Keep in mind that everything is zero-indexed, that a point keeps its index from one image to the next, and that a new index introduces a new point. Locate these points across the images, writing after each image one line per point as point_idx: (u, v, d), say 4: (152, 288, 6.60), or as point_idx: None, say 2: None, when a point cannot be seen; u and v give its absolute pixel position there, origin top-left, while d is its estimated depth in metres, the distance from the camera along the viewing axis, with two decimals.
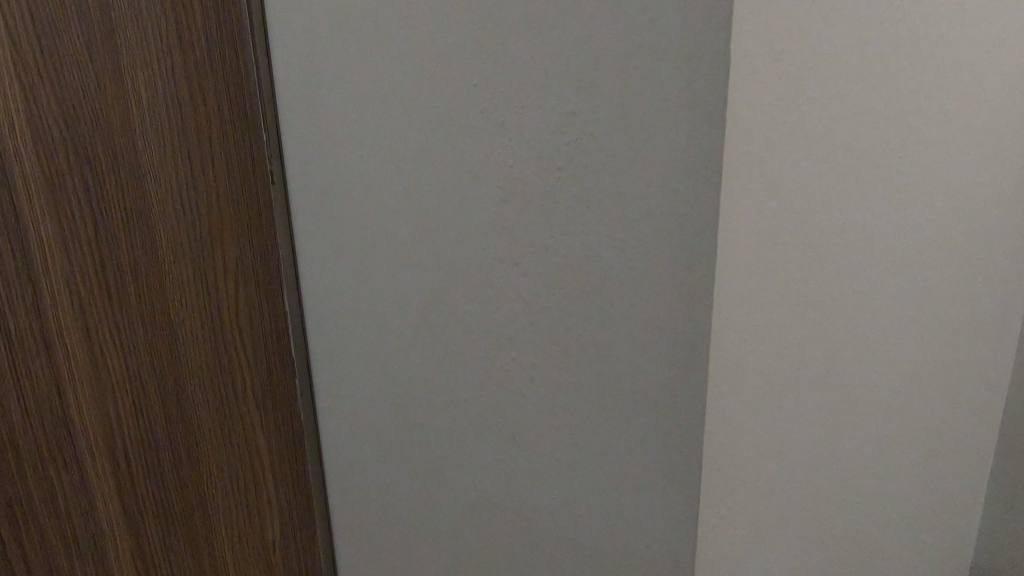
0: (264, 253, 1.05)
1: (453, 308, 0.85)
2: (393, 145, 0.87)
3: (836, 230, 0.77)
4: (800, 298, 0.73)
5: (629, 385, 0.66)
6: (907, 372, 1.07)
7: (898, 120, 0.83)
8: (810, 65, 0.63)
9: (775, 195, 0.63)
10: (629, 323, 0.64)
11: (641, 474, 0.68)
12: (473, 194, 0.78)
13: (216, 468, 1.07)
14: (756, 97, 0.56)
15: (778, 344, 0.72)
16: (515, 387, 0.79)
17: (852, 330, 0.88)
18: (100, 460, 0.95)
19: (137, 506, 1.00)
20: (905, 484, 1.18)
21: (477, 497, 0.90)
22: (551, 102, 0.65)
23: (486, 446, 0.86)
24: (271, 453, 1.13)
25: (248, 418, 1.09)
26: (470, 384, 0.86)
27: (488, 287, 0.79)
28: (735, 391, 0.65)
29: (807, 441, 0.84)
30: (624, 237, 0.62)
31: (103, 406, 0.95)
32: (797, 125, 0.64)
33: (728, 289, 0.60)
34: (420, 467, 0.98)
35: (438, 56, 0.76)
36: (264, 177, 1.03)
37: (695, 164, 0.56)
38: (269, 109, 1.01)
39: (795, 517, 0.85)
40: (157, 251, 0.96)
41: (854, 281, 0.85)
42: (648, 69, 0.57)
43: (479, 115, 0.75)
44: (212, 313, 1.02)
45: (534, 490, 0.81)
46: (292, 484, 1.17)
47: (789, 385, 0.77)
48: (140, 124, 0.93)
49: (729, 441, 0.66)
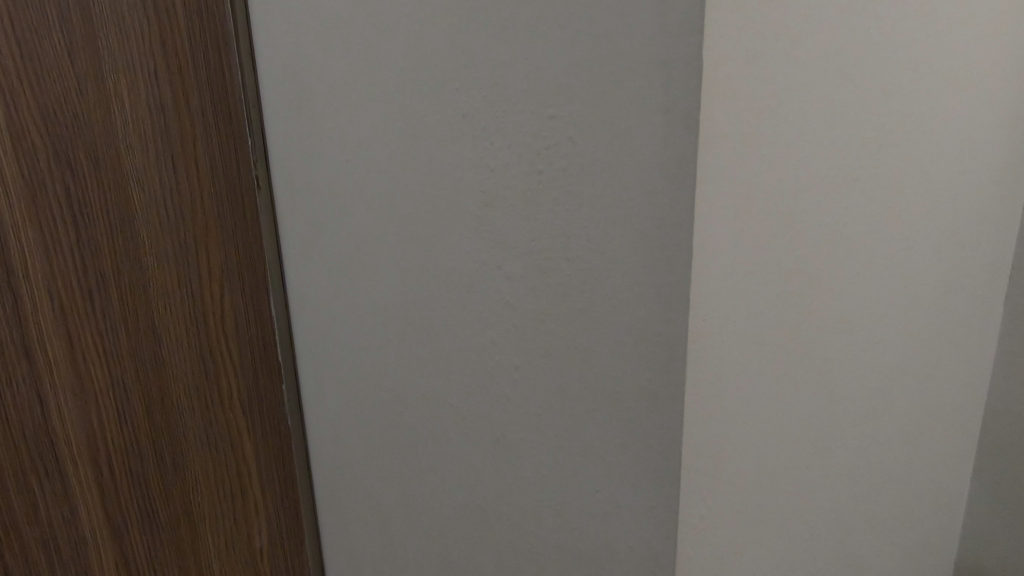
0: (250, 255, 0.95)
1: (419, 308, 0.74)
2: (350, 123, 0.75)
3: (843, 217, 0.65)
4: (801, 301, 0.62)
5: (604, 405, 0.55)
6: (937, 381, 0.97)
7: (917, 94, 0.71)
8: (811, 20, 0.51)
9: (772, 181, 0.53)
10: (599, 330, 0.54)
11: (624, 511, 0.56)
12: (431, 175, 0.66)
13: (208, 486, 0.99)
14: (739, 68, 0.46)
15: (779, 355, 0.61)
16: (488, 401, 0.68)
17: (873, 335, 0.77)
18: (84, 478, 0.88)
19: (125, 526, 0.92)
20: (933, 496, 1.09)
21: (452, 518, 0.79)
22: (513, 65, 0.54)
23: (461, 463, 0.75)
24: (262, 467, 1.04)
25: (239, 432, 1.00)
26: (442, 394, 0.74)
27: (455, 285, 0.67)
28: (721, 414, 0.55)
29: (821, 459, 0.74)
30: (592, 228, 0.52)
31: (89, 421, 0.87)
32: (797, 95, 0.52)
33: (707, 293, 0.49)
34: (398, 483, 0.88)
35: (389, 20, 0.65)
36: (249, 180, 0.93)
37: (666, 146, 0.45)
38: (252, 104, 0.90)
39: (809, 545, 0.75)
40: (134, 264, 0.86)
41: (871, 280, 0.74)
42: (613, 28, 0.46)
43: (434, 82, 0.62)
44: (199, 321, 0.93)
45: (510, 516, 0.70)
46: (283, 501, 1.08)
47: (795, 400, 0.66)
48: (122, 114, 0.82)
49: (720, 471, 0.56)
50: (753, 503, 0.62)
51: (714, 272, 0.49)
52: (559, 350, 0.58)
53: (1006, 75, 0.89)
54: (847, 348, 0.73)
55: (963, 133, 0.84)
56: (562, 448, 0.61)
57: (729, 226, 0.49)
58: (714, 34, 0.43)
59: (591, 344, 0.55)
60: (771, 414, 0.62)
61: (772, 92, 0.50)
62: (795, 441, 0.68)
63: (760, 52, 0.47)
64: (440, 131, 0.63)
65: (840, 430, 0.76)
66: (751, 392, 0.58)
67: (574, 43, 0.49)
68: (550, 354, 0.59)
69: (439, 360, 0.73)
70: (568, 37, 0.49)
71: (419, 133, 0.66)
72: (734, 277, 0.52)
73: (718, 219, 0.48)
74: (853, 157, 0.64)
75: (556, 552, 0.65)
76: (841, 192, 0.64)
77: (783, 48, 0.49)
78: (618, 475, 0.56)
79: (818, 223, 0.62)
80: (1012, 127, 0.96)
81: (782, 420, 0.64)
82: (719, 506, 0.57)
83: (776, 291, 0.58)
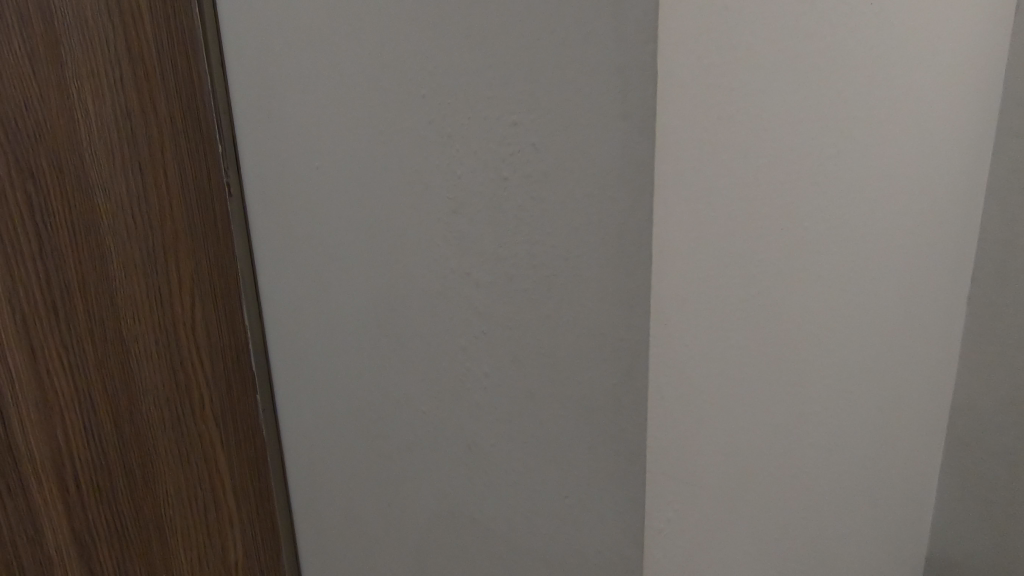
0: (221, 264, 0.93)
1: (392, 316, 0.74)
2: (320, 133, 0.76)
3: (806, 224, 0.67)
4: (767, 305, 0.63)
5: (572, 411, 0.56)
6: (904, 380, 0.99)
7: (876, 102, 0.73)
8: (767, 33, 0.52)
9: (733, 189, 0.54)
10: (566, 338, 0.54)
11: (592, 517, 0.57)
12: (401, 183, 0.67)
13: (179, 500, 0.96)
14: (696, 81, 0.47)
15: (744, 359, 0.62)
16: (460, 408, 0.68)
17: (838, 337, 0.79)
18: (49, 493, 0.86)
19: (93, 542, 0.90)
20: (903, 491, 1.12)
21: (427, 526, 0.79)
22: (477, 76, 0.54)
23: (434, 471, 0.75)
24: (237, 481, 1.02)
25: (213, 445, 0.98)
26: (417, 401, 0.74)
27: (426, 293, 0.68)
28: (687, 419, 0.55)
29: (790, 458, 0.75)
30: (556, 237, 0.52)
31: (53, 435, 0.85)
32: (755, 106, 0.54)
33: (669, 301, 0.50)
34: (373, 491, 0.87)
35: (357, 31, 0.65)
36: (220, 187, 0.91)
37: (625, 156, 0.46)
38: (223, 110, 0.89)
39: (778, 543, 0.77)
40: (99, 274, 0.84)
41: (836, 283, 0.76)
42: (571, 42, 0.47)
43: (403, 93, 0.63)
44: (169, 332, 0.90)
45: (483, 523, 0.69)
46: (260, 514, 1.06)
47: (763, 403, 0.67)
48: (86, 121, 0.80)
49: (686, 477, 0.57)
50: (720, 502, 0.63)
51: (675, 275, 0.50)
52: (526, 356, 0.59)
53: (962, 84, 0.93)
54: (812, 348, 0.75)
55: (923, 137, 0.86)
56: (532, 453, 0.61)
57: (690, 231, 0.50)
58: (668, 43, 0.43)
59: (557, 350, 0.55)
60: (737, 417, 0.63)
61: (730, 99, 0.51)
62: (764, 443, 0.69)
63: (717, 60, 0.48)
64: (408, 138, 0.64)
65: (807, 429, 0.77)
66: (718, 394, 0.59)
67: (534, 51, 0.49)
68: (518, 358, 0.59)
69: (411, 367, 0.73)
70: (529, 45, 0.49)
71: (387, 140, 0.66)
72: (696, 281, 0.53)
73: (677, 224, 0.49)
74: (814, 162, 0.66)
75: (528, 557, 0.65)
76: (803, 197, 0.65)
77: (740, 57, 0.50)
78: (586, 482, 0.56)
79: (781, 227, 0.63)
80: (969, 135, 1.00)
81: (748, 420, 0.65)
82: (686, 507, 0.58)
83: (740, 294, 0.59)
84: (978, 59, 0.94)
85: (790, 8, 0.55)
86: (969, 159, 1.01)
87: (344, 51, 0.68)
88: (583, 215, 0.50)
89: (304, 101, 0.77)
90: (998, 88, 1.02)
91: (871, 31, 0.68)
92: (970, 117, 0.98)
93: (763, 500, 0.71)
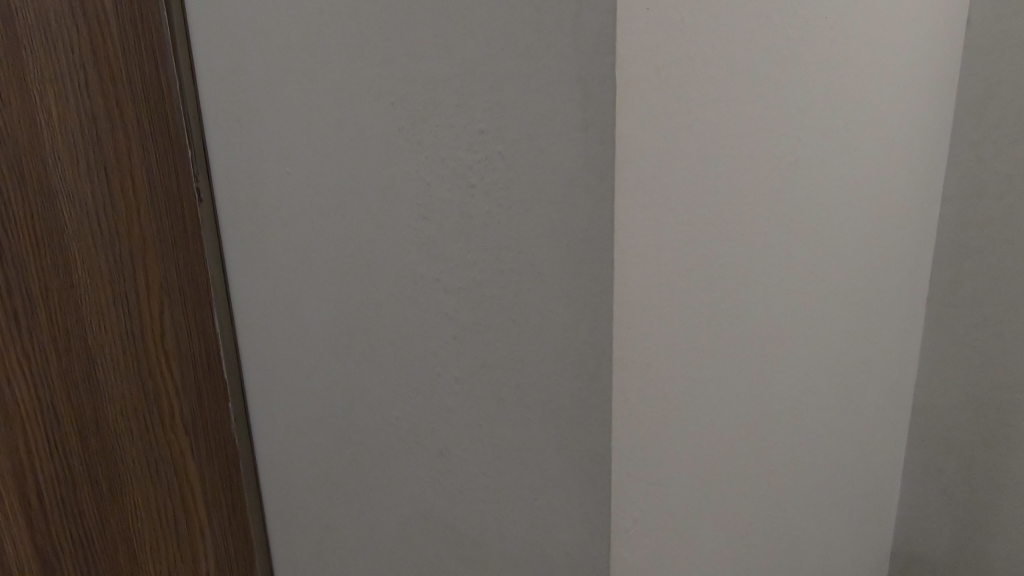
0: (190, 271, 0.92)
1: (362, 324, 0.74)
2: (289, 141, 0.76)
3: (765, 231, 0.69)
4: (726, 309, 0.65)
5: (539, 417, 0.57)
6: (863, 379, 1.03)
7: (830, 113, 0.76)
8: (720, 51, 0.54)
9: (691, 199, 0.56)
10: (532, 343, 0.55)
11: (560, 518, 0.58)
12: (368, 192, 0.67)
13: (148, 511, 0.95)
14: (654, 96, 0.49)
15: (707, 361, 0.64)
16: (431, 415, 0.68)
17: (800, 339, 0.82)
18: (10, 508, 0.83)
19: (56, 557, 0.87)
20: (866, 487, 1.16)
21: (399, 532, 0.79)
22: (443, 88, 0.55)
23: (406, 477, 0.75)
24: (207, 490, 1.00)
25: (182, 453, 0.97)
26: (386, 408, 0.74)
27: (396, 300, 0.68)
28: (651, 419, 0.57)
29: (754, 457, 0.77)
30: (521, 245, 0.53)
31: (14, 447, 0.82)
32: (710, 120, 0.56)
33: (631, 308, 0.52)
34: (344, 499, 0.87)
35: (324, 42, 0.66)
36: (189, 191, 0.91)
37: (586, 166, 0.48)
38: (191, 113, 0.89)
39: (746, 540, 0.79)
40: (63, 281, 0.82)
41: (796, 287, 0.78)
42: (534, 57, 0.48)
43: (370, 103, 0.63)
44: (137, 339, 0.89)
45: (454, 527, 0.70)
46: (230, 523, 1.04)
47: (726, 404, 0.69)
48: (48, 126, 0.78)
49: (652, 477, 0.59)
50: (687, 501, 0.65)
51: (637, 280, 0.52)
52: (494, 363, 0.60)
53: (913, 97, 0.97)
54: (776, 350, 0.77)
55: (879, 146, 0.91)
56: (504, 456, 0.61)
57: (650, 240, 0.52)
58: (627, 55, 0.45)
59: (524, 356, 0.56)
60: (701, 418, 0.65)
61: (686, 115, 0.53)
62: (728, 442, 0.71)
63: (674, 75, 0.50)
64: (378, 145, 0.64)
65: (772, 428, 0.79)
66: (682, 395, 0.61)
67: (501, 60, 0.50)
68: (489, 363, 0.60)
69: (382, 371, 0.73)
70: (494, 59, 0.51)
71: (358, 146, 0.66)
72: (659, 286, 0.54)
73: (638, 233, 0.50)
74: (774, 171, 0.68)
75: (500, 562, 0.66)
76: (765, 202, 0.68)
77: (696, 70, 0.52)
78: (553, 485, 0.57)
79: (742, 232, 0.65)
80: (921, 143, 1.05)
81: (713, 420, 0.67)
82: (651, 508, 0.59)
83: (701, 300, 0.61)
84: (925, 74, 0.99)
85: (746, 25, 0.57)
86: (920, 166, 1.06)
87: (311, 60, 0.68)
88: (550, 220, 0.51)
89: (273, 110, 0.77)
90: (944, 100, 1.07)
91: (824, 46, 0.71)
92: (922, 127, 1.03)
93: (730, 497, 0.73)
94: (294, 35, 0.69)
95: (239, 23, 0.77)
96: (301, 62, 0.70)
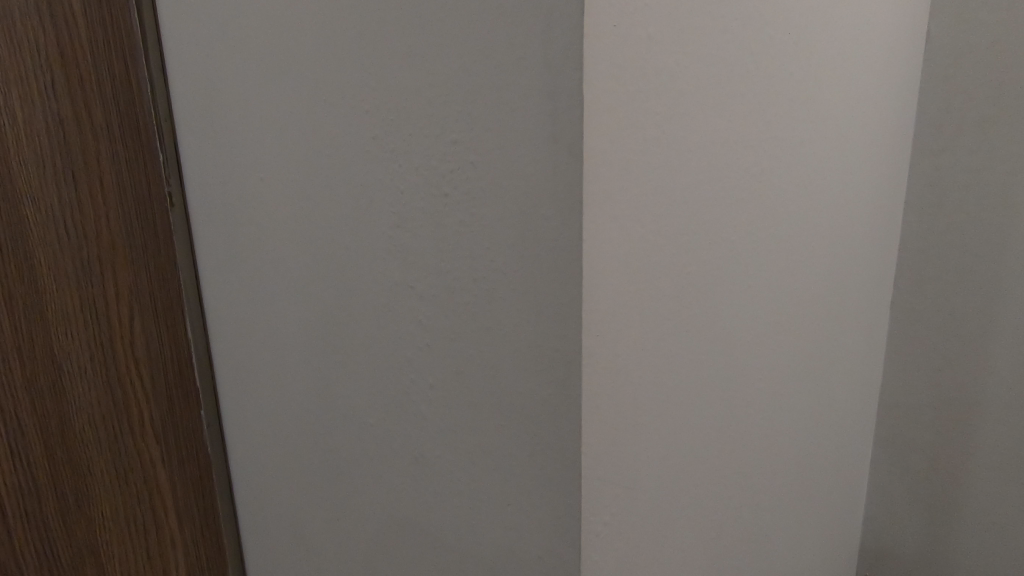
0: (161, 274, 0.92)
1: (336, 328, 0.75)
2: (262, 146, 0.76)
3: (728, 238, 0.72)
4: (693, 314, 0.68)
5: (511, 422, 0.58)
6: (818, 377, 1.09)
7: (788, 125, 0.80)
8: (683, 66, 0.57)
9: (656, 208, 0.58)
10: (504, 349, 0.56)
11: (532, 522, 0.59)
12: (342, 198, 0.68)
13: (115, 520, 0.93)
14: (619, 110, 0.50)
15: (674, 365, 0.66)
16: (404, 418, 0.69)
17: (761, 341, 0.85)
18: None
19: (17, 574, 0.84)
20: (823, 481, 1.21)
21: (373, 534, 0.80)
22: (416, 98, 0.57)
23: (380, 480, 0.76)
24: (178, 496, 0.99)
25: (153, 460, 0.95)
26: (360, 412, 0.75)
27: (370, 305, 0.69)
28: (620, 423, 0.58)
29: (719, 456, 0.79)
30: (493, 253, 0.55)
31: None
32: (674, 132, 0.58)
33: (599, 315, 0.53)
34: (320, 503, 0.87)
35: (298, 49, 0.66)
36: (160, 197, 0.90)
37: (554, 177, 0.49)
38: (163, 119, 0.89)
39: (711, 537, 0.81)
40: (27, 287, 0.79)
41: (757, 291, 0.82)
42: (505, 70, 0.49)
43: (345, 111, 0.64)
44: (105, 345, 0.87)
45: (427, 528, 0.71)
46: (201, 528, 1.03)
47: (693, 406, 0.71)
48: (11, 127, 0.76)
49: (621, 481, 0.60)
50: (655, 501, 0.67)
51: (605, 288, 0.53)
52: (466, 368, 0.61)
53: (860, 110, 1.04)
54: (739, 352, 0.80)
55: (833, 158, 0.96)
56: (476, 459, 0.62)
57: (616, 249, 0.53)
58: (594, 69, 0.47)
59: (496, 361, 0.57)
60: (669, 420, 0.67)
61: (651, 127, 0.55)
62: (694, 442, 0.73)
63: (639, 89, 0.52)
64: (353, 152, 0.65)
65: (736, 426, 0.82)
66: (650, 399, 0.63)
67: (472, 72, 0.51)
68: (462, 368, 0.61)
69: (357, 376, 0.74)
70: (465, 71, 0.52)
71: (332, 152, 0.67)
72: (626, 294, 0.56)
73: (605, 242, 0.52)
74: (735, 180, 0.71)
75: (473, 563, 0.67)
76: (727, 210, 0.71)
77: (662, 86, 0.55)
78: (525, 489, 0.58)
79: (706, 240, 0.68)
80: (868, 154, 1.12)
81: (681, 421, 0.70)
82: (621, 510, 0.61)
83: (668, 306, 0.63)
84: (869, 88, 1.06)
85: (708, 42, 0.60)
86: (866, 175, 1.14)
87: (285, 67, 0.69)
88: (521, 228, 0.52)
89: (246, 115, 0.77)
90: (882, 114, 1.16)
91: (783, 60, 0.75)
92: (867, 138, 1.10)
93: (697, 496, 0.76)
94: (268, 41, 0.70)
95: (212, 27, 0.77)
96: (274, 68, 0.71)
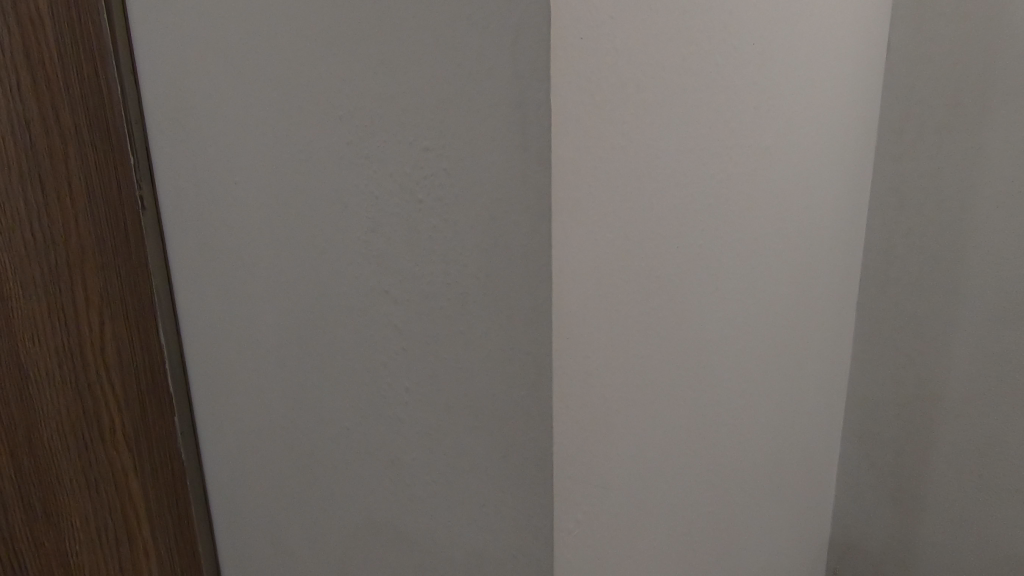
0: (134, 277, 0.88)
1: (309, 335, 0.74)
2: (233, 153, 0.75)
3: (691, 241, 0.73)
4: (662, 313, 0.69)
5: (481, 428, 0.58)
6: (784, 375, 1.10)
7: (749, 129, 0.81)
8: (649, 71, 0.58)
9: (624, 212, 0.58)
10: (473, 356, 0.57)
11: (501, 524, 0.59)
12: (313, 202, 0.67)
13: (86, 537, 0.88)
14: (584, 117, 0.51)
15: (643, 365, 0.67)
16: (378, 426, 0.69)
17: (728, 339, 0.87)
18: None
19: None
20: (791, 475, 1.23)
21: (346, 543, 0.79)
22: (386, 103, 0.56)
23: (354, 488, 0.75)
24: (154, 508, 0.95)
25: (126, 474, 0.91)
26: (333, 419, 0.74)
27: (343, 310, 0.68)
28: (590, 422, 0.59)
29: (688, 448, 0.80)
30: (460, 259, 0.55)
31: None
32: (641, 137, 0.59)
33: (567, 320, 0.53)
34: (293, 516, 0.86)
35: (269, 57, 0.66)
36: (132, 198, 0.87)
37: (520, 181, 0.49)
38: (134, 122, 0.86)
39: (677, 533, 0.81)
40: None
41: (723, 291, 0.83)
42: (472, 73, 0.49)
43: (314, 115, 0.63)
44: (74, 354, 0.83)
45: (403, 536, 0.70)
46: (177, 541, 0.99)
47: (664, 401, 0.73)
48: None
49: (591, 478, 0.61)
50: (626, 496, 0.68)
51: (574, 293, 0.53)
52: (439, 374, 0.60)
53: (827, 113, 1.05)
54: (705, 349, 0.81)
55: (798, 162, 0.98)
56: (450, 464, 0.62)
57: (586, 254, 0.54)
58: (560, 74, 0.47)
59: (466, 368, 0.57)
60: (640, 417, 0.68)
61: (619, 131, 0.55)
62: (665, 436, 0.75)
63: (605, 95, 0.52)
64: (321, 152, 0.64)
65: (704, 419, 0.84)
66: (621, 397, 0.64)
67: (439, 76, 0.51)
68: (435, 373, 0.60)
69: (331, 382, 0.73)
70: (432, 73, 0.52)
71: (303, 159, 0.66)
72: (597, 298, 0.57)
73: (573, 247, 0.52)
74: (699, 183, 0.72)
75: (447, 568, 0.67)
76: (693, 212, 0.71)
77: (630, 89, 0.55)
78: (495, 493, 0.59)
79: (672, 241, 0.69)
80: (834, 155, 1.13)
81: (651, 418, 0.71)
82: (592, 506, 0.62)
83: (639, 305, 0.64)
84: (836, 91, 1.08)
85: (672, 46, 0.60)
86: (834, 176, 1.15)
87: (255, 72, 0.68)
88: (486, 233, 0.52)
89: (217, 123, 0.76)
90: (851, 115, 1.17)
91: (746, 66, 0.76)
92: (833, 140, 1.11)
93: (667, 486, 0.77)
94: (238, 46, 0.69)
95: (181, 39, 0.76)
96: (244, 73, 0.70)
